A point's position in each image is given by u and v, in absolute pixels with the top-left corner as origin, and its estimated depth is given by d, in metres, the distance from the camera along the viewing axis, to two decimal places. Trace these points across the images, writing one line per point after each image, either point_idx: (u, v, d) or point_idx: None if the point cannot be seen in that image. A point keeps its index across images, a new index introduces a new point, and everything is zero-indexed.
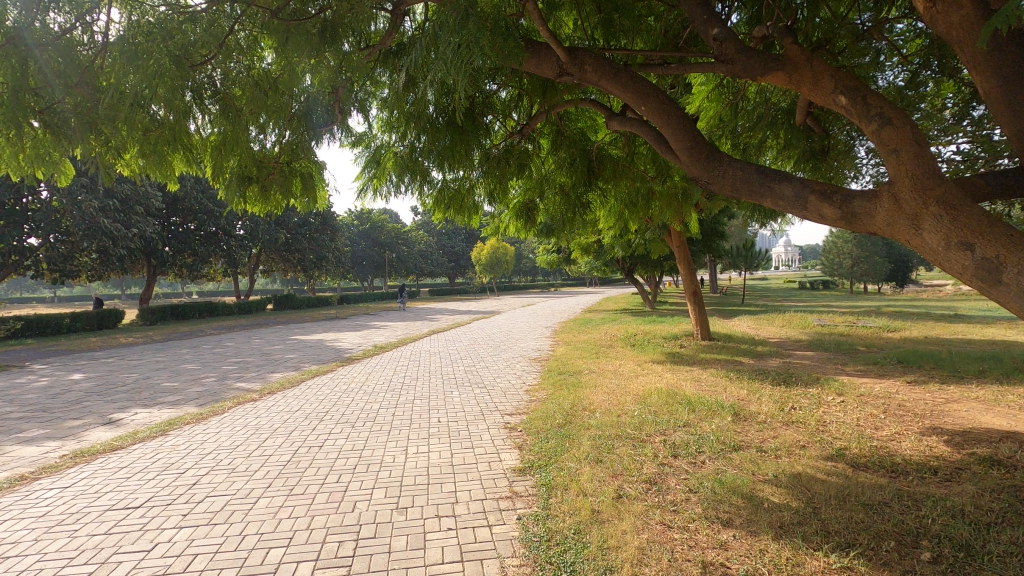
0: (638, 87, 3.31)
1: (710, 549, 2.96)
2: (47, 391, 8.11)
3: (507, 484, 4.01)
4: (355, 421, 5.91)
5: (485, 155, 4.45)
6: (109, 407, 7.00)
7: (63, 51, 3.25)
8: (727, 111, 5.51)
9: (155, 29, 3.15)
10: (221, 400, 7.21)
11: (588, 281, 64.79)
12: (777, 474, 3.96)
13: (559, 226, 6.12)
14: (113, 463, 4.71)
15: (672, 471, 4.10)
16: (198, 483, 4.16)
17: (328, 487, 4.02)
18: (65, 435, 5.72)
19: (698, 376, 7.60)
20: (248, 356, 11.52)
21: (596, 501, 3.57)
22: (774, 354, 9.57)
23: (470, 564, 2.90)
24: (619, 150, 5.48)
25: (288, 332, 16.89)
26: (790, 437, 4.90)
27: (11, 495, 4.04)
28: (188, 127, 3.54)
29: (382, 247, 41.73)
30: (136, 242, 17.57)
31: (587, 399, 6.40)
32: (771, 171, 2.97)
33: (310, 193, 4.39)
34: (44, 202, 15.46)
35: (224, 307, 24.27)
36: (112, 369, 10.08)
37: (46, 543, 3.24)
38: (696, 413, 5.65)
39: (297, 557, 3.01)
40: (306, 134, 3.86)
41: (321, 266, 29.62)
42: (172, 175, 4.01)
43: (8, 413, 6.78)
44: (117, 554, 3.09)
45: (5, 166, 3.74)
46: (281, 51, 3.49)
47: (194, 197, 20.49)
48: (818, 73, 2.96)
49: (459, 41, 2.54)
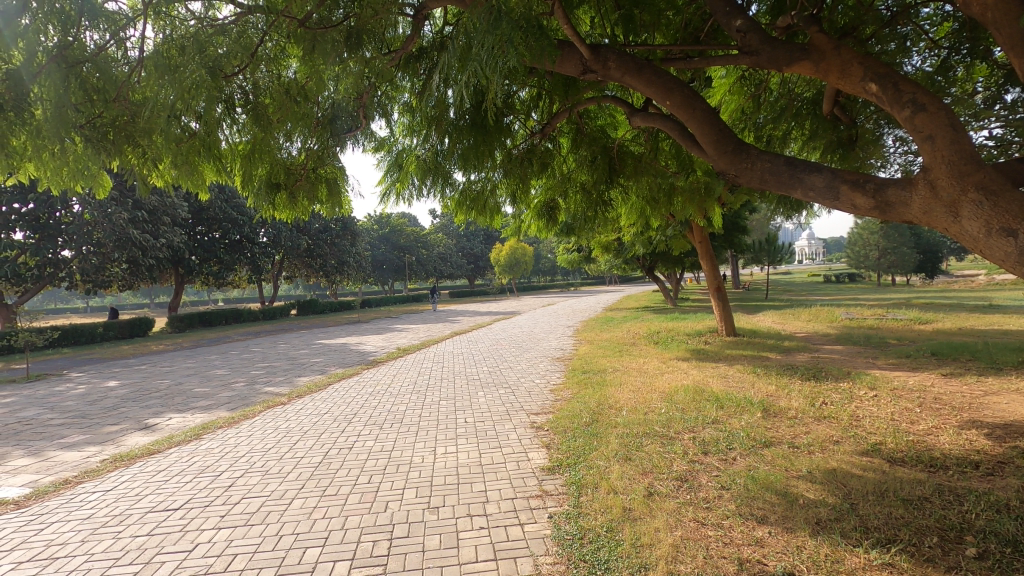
0: (663, 82, 3.28)
1: (746, 547, 2.92)
2: (84, 398, 8.37)
3: (537, 483, 4.01)
4: (383, 423, 5.99)
5: (508, 157, 4.49)
6: (144, 412, 7.19)
7: (101, 68, 3.36)
8: (750, 103, 5.51)
9: (187, 43, 3.21)
10: (251, 404, 7.35)
11: (608, 279, 64.70)
12: (810, 470, 3.90)
13: (580, 225, 6.12)
14: (150, 467, 4.84)
15: (702, 468, 4.07)
16: (233, 485, 4.26)
17: (360, 487, 4.08)
18: (104, 440, 5.90)
19: (726, 373, 7.52)
20: (275, 360, 11.74)
21: (627, 499, 3.56)
22: (802, 349, 9.42)
23: (504, 562, 2.91)
24: (642, 147, 5.45)
25: (314, 336, 17.21)
26: (822, 432, 4.81)
27: (56, 499, 4.17)
28: (218, 137, 3.62)
29: (402, 251, 42.03)
30: (165, 251, 18.04)
31: (613, 398, 6.35)
32: (800, 163, 2.93)
33: (336, 199, 4.45)
34: (77, 215, 15.93)
35: (250, 313, 24.74)
36: (145, 376, 10.34)
37: (92, 544, 3.35)
38: (724, 410, 5.59)
39: (333, 556, 3.06)
40: (331, 141, 4.01)
41: (343, 270, 30.08)
42: (203, 185, 4.11)
43: (49, 420, 7.01)
44: (159, 554, 3.17)
45: (46, 180, 3.82)
46: (307, 60, 3.54)
47: (219, 206, 20.98)
48: (846, 61, 2.91)
49: (493, 42, 2.54)
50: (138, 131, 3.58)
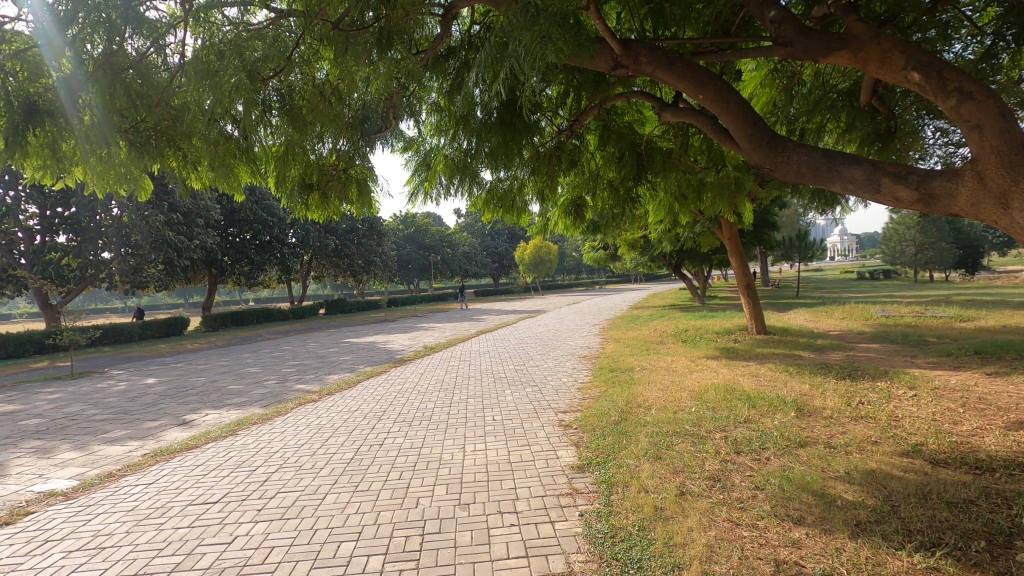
0: (695, 76, 3.22)
1: (783, 548, 2.87)
2: (125, 395, 8.66)
3: (567, 481, 4.01)
4: (412, 420, 6.04)
5: (535, 155, 4.49)
6: (182, 408, 7.41)
7: (142, 74, 3.44)
8: (782, 96, 5.40)
9: (225, 48, 3.29)
10: (283, 401, 7.52)
11: (633, 277, 64.12)
12: (848, 471, 3.81)
13: (607, 222, 6.08)
14: (189, 461, 4.99)
15: (735, 468, 4.01)
16: (269, 479, 4.36)
17: (391, 483, 4.14)
18: (144, 435, 6.10)
19: (757, 372, 7.38)
20: (305, 359, 11.96)
21: (658, 498, 3.52)
22: (836, 347, 9.18)
23: (535, 559, 2.92)
24: (671, 143, 5.37)
25: (343, 335, 17.48)
26: (859, 433, 4.69)
27: (102, 491, 4.33)
28: (253, 140, 3.69)
29: (427, 251, 42.38)
30: (198, 252, 18.56)
31: (642, 396, 6.29)
32: (839, 155, 2.85)
33: (366, 198, 4.53)
34: (116, 218, 16.50)
35: (281, 312, 25.28)
36: (182, 373, 10.66)
37: (136, 535, 3.46)
38: (756, 409, 5.49)
39: (367, 551, 3.10)
40: (361, 142, 4.08)
41: (370, 270, 30.47)
42: (239, 187, 4.21)
43: (93, 415, 7.28)
44: (200, 546, 3.27)
45: (91, 185, 3.97)
46: (340, 62, 3.58)
47: (250, 208, 21.51)
48: (886, 49, 2.81)
49: (530, 38, 2.53)
50: (178, 135, 3.68)
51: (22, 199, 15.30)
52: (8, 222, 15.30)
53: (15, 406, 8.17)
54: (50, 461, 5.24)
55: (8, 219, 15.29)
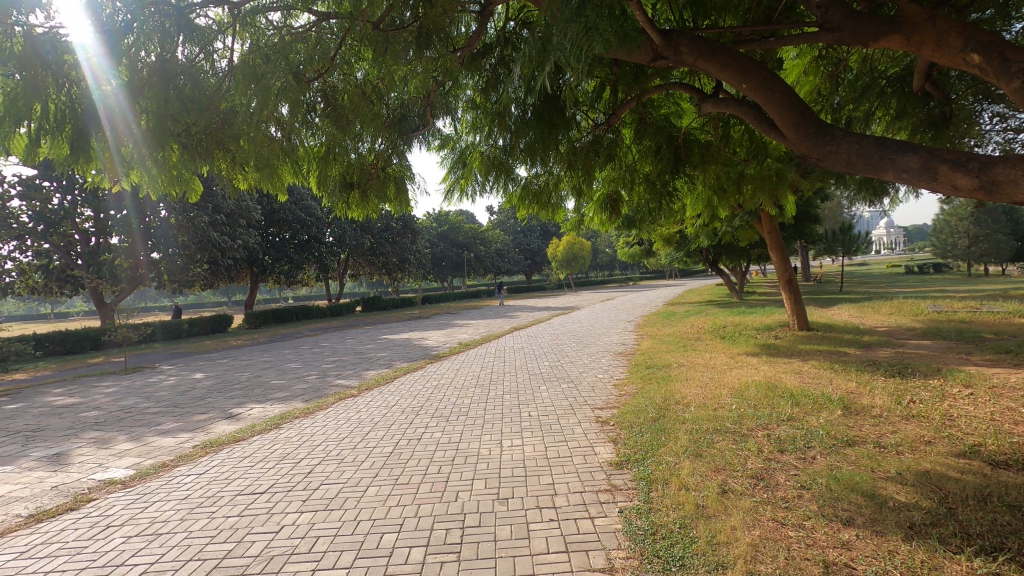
0: (739, 65, 3.13)
1: (832, 549, 2.79)
2: (175, 389, 9.05)
3: (605, 477, 4.00)
4: (449, 416, 6.11)
5: (571, 150, 4.42)
6: (228, 402, 7.69)
7: (193, 79, 3.54)
8: (827, 84, 5.23)
9: (271, 52, 3.42)
10: (324, 396, 7.72)
11: (668, 273, 63.17)
12: (900, 472, 3.66)
13: (644, 217, 6.00)
14: (237, 453, 5.18)
15: (779, 467, 3.90)
16: (313, 471, 4.49)
17: (430, 477, 4.20)
18: (194, 428, 6.35)
19: (800, 369, 7.17)
20: (343, 355, 12.24)
21: (700, 496, 3.47)
22: (884, 344, 8.85)
23: (575, 554, 2.92)
24: (710, 135, 5.23)
25: (379, 332, 17.81)
26: (911, 433, 4.50)
27: (158, 480, 4.54)
28: (295, 140, 3.79)
29: (460, 248, 42.74)
30: (241, 252, 19.19)
31: (680, 393, 6.21)
32: (891, 143, 2.75)
33: (404, 197, 4.54)
34: (164, 220, 17.20)
35: (319, 310, 25.92)
36: (227, 369, 11.04)
37: (190, 522, 3.62)
38: (800, 407, 5.34)
39: (409, 542, 3.16)
40: (399, 140, 4.11)
41: (405, 268, 30.93)
42: (281, 187, 4.31)
43: (147, 408, 7.63)
44: (250, 534, 3.39)
45: (143, 189, 4.12)
46: (381, 62, 3.64)
47: (289, 208, 22.11)
48: (942, 31, 2.69)
49: (577, 29, 2.52)
50: (228, 137, 3.79)
51: (78, 203, 16.12)
52: (65, 225, 16.14)
53: (75, 399, 8.63)
54: (108, 451, 5.52)
55: (65, 223, 16.12)
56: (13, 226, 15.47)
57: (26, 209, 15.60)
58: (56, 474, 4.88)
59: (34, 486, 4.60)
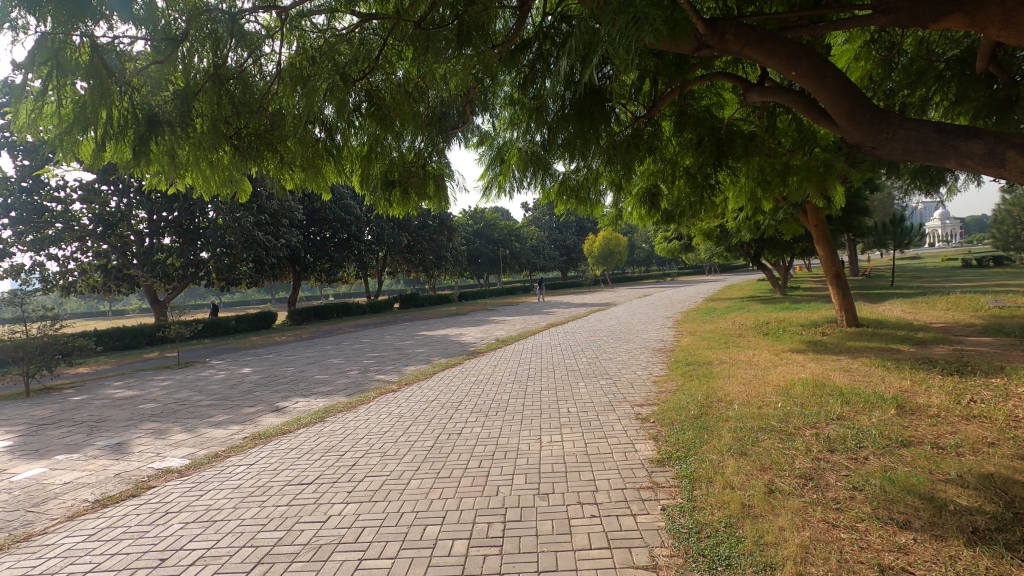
0: (788, 51, 3.03)
1: (888, 553, 2.68)
2: (225, 383, 9.43)
3: (647, 474, 3.95)
4: (488, 411, 6.15)
5: (612, 143, 4.23)
6: (275, 396, 7.96)
7: (243, 84, 3.69)
8: (880, 69, 5.02)
9: (320, 55, 3.55)
10: (365, 390, 7.90)
11: (707, 268, 61.84)
12: (961, 474, 3.49)
13: (684, 211, 5.89)
14: (285, 444, 5.36)
15: (829, 467, 3.77)
16: (357, 463, 4.60)
17: (471, 471, 4.24)
18: (244, 420, 6.60)
19: (849, 366, 6.91)
20: (383, 351, 12.47)
21: (746, 495, 3.39)
22: (941, 341, 8.43)
23: (618, 551, 2.90)
24: (754, 125, 5.10)
25: (417, 328, 18.07)
26: (972, 433, 4.29)
27: (211, 469, 4.74)
28: (338, 139, 3.89)
29: (496, 245, 42.94)
30: (284, 251, 19.81)
31: (722, 390, 6.07)
32: (954, 128, 2.62)
33: (443, 195, 4.56)
34: (212, 221, 17.89)
35: (359, 306, 26.48)
36: (272, 364, 11.42)
37: (243, 510, 3.77)
38: (850, 406, 5.14)
39: (452, 535, 3.20)
40: (439, 138, 4.16)
41: (442, 265, 31.27)
42: (325, 187, 4.37)
43: (199, 400, 7.98)
44: (299, 523, 3.50)
45: (197, 191, 4.26)
46: (423, 62, 3.70)
47: (330, 208, 22.66)
48: (1010, 8, 2.47)
49: (626, 19, 2.49)
50: (276, 139, 3.89)
51: (133, 206, 16.90)
52: (122, 227, 16.99)
53: (134, 391, 9.10)
54: (166, 441, 5.81)
55: (122, 224, 16.97)
56: (75, 228, 16.38)
57: (86, 212, 16.46)
58: (118, 462, 5.16)
59: (99, 473, 4.87)
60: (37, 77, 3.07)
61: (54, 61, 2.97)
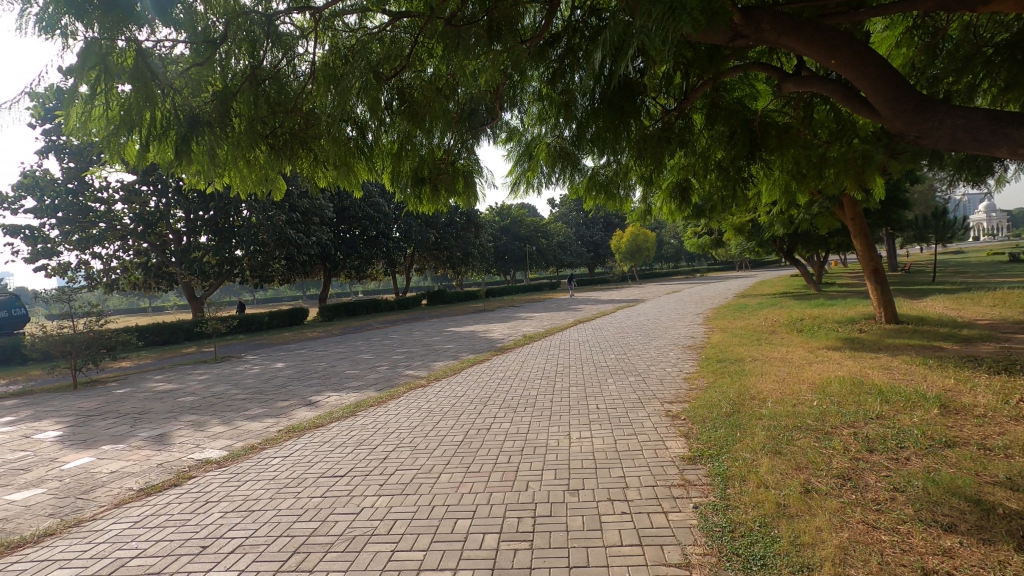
0: (827, 39, 2.94)
1: (932, 556, 2.59)
2: (260, 377, 9.66)
3: (678, 472, 3.91)
4: (517, 406, 6.16)
5: (642, 137, 4.18)
6: (307, 390, 8.14)
7: (278, 84, 3.78)
8: (922, 56, 4.84)
9: (353, 53, 3.63)
10: (395, 386, 8.01)
11: (738, 264, 60.60)
12: (1010, 476, 3.35)
13: (715, 206, 5.78)
14: (318, 437, 5.48)
15: (869, 467, 3.67)
16: (388, 457, 4.68)
17: (501, 466, 4.27)
18: (278, 413, 6.77)
19: (888, 364, 6.70)
20: (412, 346, 12.62)
21: (780, 494, 3.32)
22: (987, 338, 8.08)
23: (649, 548, 2.89)
24: (788, 116, 4.98)
25: (445, 325, 18.20)
26: (1020, 434, 4.13)
27: (248, 461, 4.87)
28: (369, 136, 3.94)
29: (523, 241, 42.89)
30: (315, 248, 20.18)
31: (755, 388, 5.95)
32: (1006, 115, 2.53)
33: (472, 191, 4.57)
34: (246, 219, 18.34)
35: (387, 303, 26.82)
36: (304, 359, 11.65)
37: (279, 501, 3.87)
38: (890, 405, 4.99)
39: (483, 529, 3.23)
40: (468, 134, 4.18)
41: (469, 262, 31.40)
42: (356, 184, 4.44)
43: (236, 394, 8.21)
44: (333, 514, 3.58)
45: (234, 189, 4.37)
46: (453, 59, 3.72)
47: (358, 206, 22.99)
48: None
49: (662, 10, 2.47)
50: (310, 137, 3.96)
51: (172, 205, 17.44)
52: (161, 225, 17.55)
53: (173, 385, 9.41)
54: (204, 433, 6.00)
55: (161, 223, 17.53)
56: (118, 227, 16.99)
57: (128, 211, 17.06)
58: (160, 453, 5.35)
59: (143, 462, 5.06)
60: (86, 82, 3.16)
61: (100, 66, 3.04)
